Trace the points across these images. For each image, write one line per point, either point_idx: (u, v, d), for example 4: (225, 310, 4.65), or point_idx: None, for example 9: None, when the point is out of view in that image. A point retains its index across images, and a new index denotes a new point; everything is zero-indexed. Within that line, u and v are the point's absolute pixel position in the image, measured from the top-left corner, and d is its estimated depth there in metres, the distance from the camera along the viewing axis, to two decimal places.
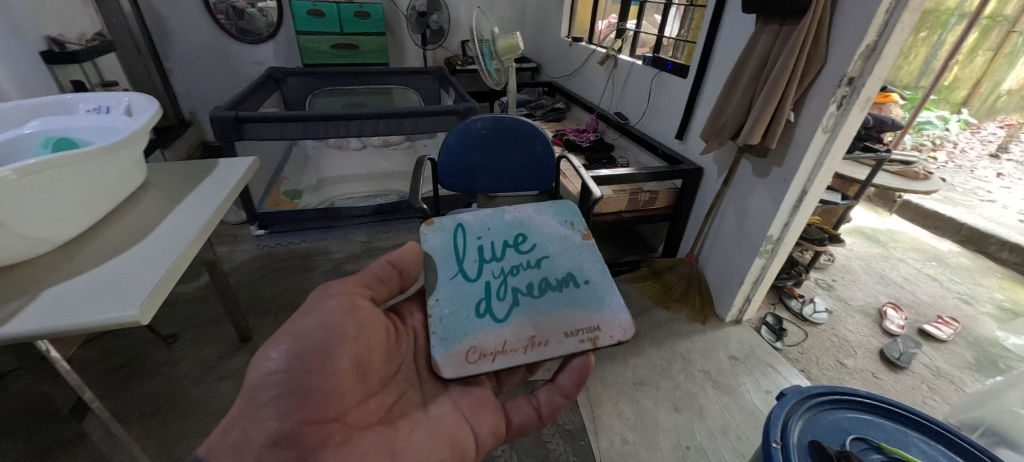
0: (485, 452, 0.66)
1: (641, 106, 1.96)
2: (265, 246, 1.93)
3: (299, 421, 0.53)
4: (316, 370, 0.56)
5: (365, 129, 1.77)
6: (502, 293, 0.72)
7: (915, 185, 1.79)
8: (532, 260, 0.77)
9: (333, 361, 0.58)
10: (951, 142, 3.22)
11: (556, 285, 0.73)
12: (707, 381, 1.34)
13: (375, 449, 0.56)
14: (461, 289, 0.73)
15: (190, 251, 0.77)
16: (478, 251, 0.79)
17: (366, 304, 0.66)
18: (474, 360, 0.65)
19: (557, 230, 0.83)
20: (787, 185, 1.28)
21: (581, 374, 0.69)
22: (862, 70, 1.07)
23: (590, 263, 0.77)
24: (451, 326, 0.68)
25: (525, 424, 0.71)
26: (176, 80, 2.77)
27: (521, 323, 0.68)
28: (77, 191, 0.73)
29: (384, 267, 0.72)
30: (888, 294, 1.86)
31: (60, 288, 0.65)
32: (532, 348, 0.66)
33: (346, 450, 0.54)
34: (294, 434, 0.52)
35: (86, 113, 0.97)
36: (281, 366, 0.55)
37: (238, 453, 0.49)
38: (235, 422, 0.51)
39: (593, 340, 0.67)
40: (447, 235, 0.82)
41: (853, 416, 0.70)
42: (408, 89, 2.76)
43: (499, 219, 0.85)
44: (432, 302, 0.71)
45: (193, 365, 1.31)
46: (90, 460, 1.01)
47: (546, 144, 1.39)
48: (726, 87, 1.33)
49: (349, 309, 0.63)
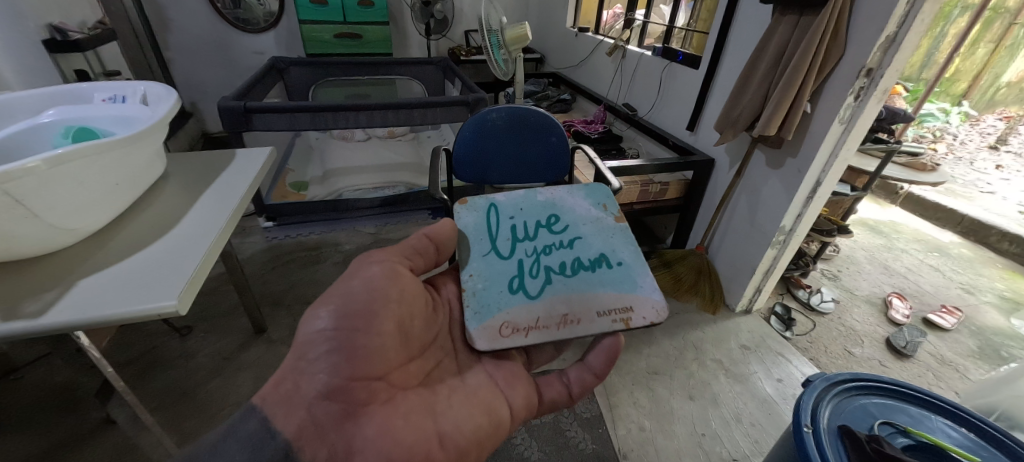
0: (518, 424, 0.66)
1: (650, 97, 1.96)
2: (274, 238, 1.91)
3: (348, 376, 0.55)
4: (363, 329, 0.59)
5: (375, 120, 1.76)
6: (536, 271, 0.73)
7: (921, 177, 1.81)
8: (565, 240, 0.79)
9: (378, 323, 0.60)
10: (950, 134, 3.18)
11: (588, 265, 0.75)
12: (719, 369, 1.36)
13: (417, 410, 0.58)
14: (494, 265, 0.75)
15: (219, 240, 0.77)
16: (510, 229, 0.81)
17: (406, 272, 0.69)
18: (507, 334, 0.66)
19: (590, 212, 0.86)
20: (800, 176, 1.29)
21: (610, 354, 0.71)
22: (881, 61, 1.07)
23: (623, 245, 0.79)
24: (485, 300, 0.70)
25: (557, 401, 0.71)
26: (176, 70, 2.73)
27: (554, 300, 0.69)
28: (104, 181, 0.73)
29: (422, 241, 0.74)
30: (892, 285, 1.88)
31: (95, 277, 0.65)
32: (565, 326, 0.67)
33: (390, 407, 0.56)
34: (342, 388, 0.54)
35: (101, 102, 0.95)
36: (330, 325, 0.58)
37: (291, 402, 0.51)
38: (285, 376, 0.54)
39: (626, 320, 0.69)
40: (480, 213, 0.85)
41: (878, 401, 0.72)
42: (411, 80, 2.73)
43: (531, 200, 0.88)
44: (466, 277, 0.73)
45: (210, 357, 1.31)
46: (113, 450, 1.02)
47: (561, 135, 1.39)
48: (741, 78, 1.32)
49: (393, 275, 0.66)
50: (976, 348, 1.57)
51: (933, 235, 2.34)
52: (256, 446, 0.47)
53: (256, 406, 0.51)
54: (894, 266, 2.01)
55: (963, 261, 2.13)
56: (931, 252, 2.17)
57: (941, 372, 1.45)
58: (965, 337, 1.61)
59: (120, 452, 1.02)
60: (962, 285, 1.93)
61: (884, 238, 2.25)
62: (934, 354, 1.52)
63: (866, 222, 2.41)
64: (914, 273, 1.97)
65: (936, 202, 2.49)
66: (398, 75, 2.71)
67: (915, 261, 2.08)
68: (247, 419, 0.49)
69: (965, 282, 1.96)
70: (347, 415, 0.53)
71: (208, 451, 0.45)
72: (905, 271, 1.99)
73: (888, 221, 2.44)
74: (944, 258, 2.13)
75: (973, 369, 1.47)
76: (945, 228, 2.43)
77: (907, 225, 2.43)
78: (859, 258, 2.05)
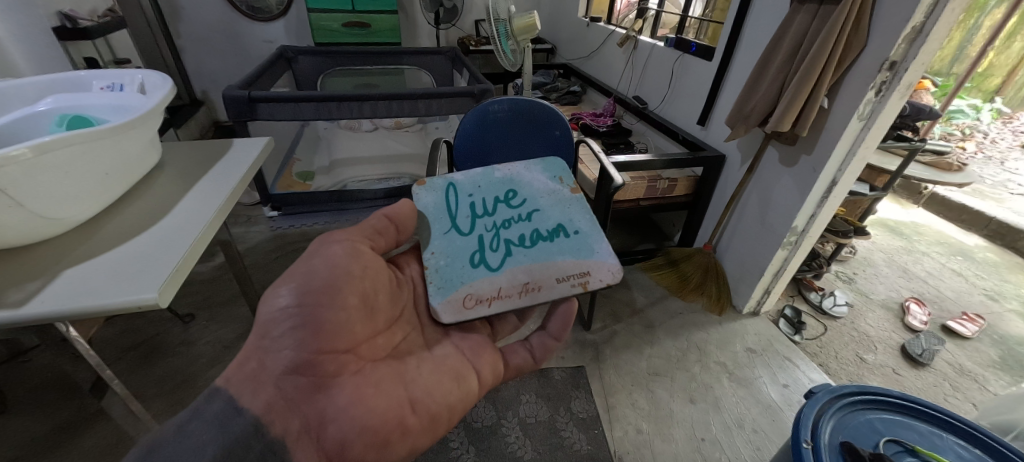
0: (487, 390, 0.69)
1: (661, 90, 1.89)
2: (279, 228, 1.94)
3: (315, 350, 0.57)
4: (328, 303, 0.60)
5: (379, 111, 1.73)
6: (496, 244, 0.74)
7: (946, 177, 1.73)
8: (523, 214, 0.78)
9: (342, 297, 0.61)
10: (982, 133, 3.06)
11: (546, 235, 0.75)
12: (723, 373, 1.33)
13: (387, 378, 0.61)
14: (455, 242, 0.75)
15: (207, 233, 0.76)
16: (469, 207, 0.79)
17: (368, 251, 0.69)
18: (471, 306, 0.68)
19: (546, 185, 0.84)
20: (815, 175, 1.23)
21: (567, 317, 0.74)
22: (905, 54, 1.00)
23: (579, 214, 0.79)
24: (448, 275, 0.70)
25: (522, 367, 0.74)
26: (188, 59, 2.75)
27: (513, 271, 0.71)
28: (93, 171, 0.72)
29: (382, 221, 0.74)
30: (910, 289, 1.81)
31: (79, 269, 0.64)
32: (526, 293, 0.69)
33: (360, 377, 0.58)
34: (311, 362, 0.56)
35: (100, 90, 0.95)
36: (293, 302, 0.59)
37: (258, 381, 0.53)
38: (249, 357, 0.56)
39: (584, 284, 0.71)
40: (439, 193, 0.81)
41: (885, 416, 0.68)
42: (419, 71, 2.70)
43: (488, 178, 0.84)
44: (428, 256, 0.72)
45: (210, 345, 1.32)
46: (111, 436, 1.04)
47: (565, 128, 1.34)
48: (756, 70, 1.26)
49: (354, 254, 0.66)
50: (998, 358, 1.50)
51: (957, 238, 2.24)
52: (224, 423, 0.49)
53: (222, 387, 0.52)
54: (914, 270, 1.93)
55: (988, 265, 2.03)
56: (954, 256, 2.08)
57: (959, 382, 1.38)
58: (986, 346, 1.54)
59: (116, 439, 1.03)
60: (985, 291, 1.84)
61: (904, 240, 2.16)
62: (952, 363, 1.46)
63: (886, 223, 2.31)
64: (934, 277, 1.89)
65: (962, 203, 2.38)
66: (407, 66, 2.67)
67: (936, 264, 1.99)
68: (212, 400, 0.50)
69: (989, 287, 1.87)
70: (317, 387, 0.56)
71: (173, 432, 0.47)
72: (925, 275, 1.90)
73: (909, 222, 2.34)
74: (968, 263, 2.04)
75: (993, 381, 1.40)
76: (971, 230, 2.33)
77: (930, 227, 2.33)
78: (876, 260, 1.97)
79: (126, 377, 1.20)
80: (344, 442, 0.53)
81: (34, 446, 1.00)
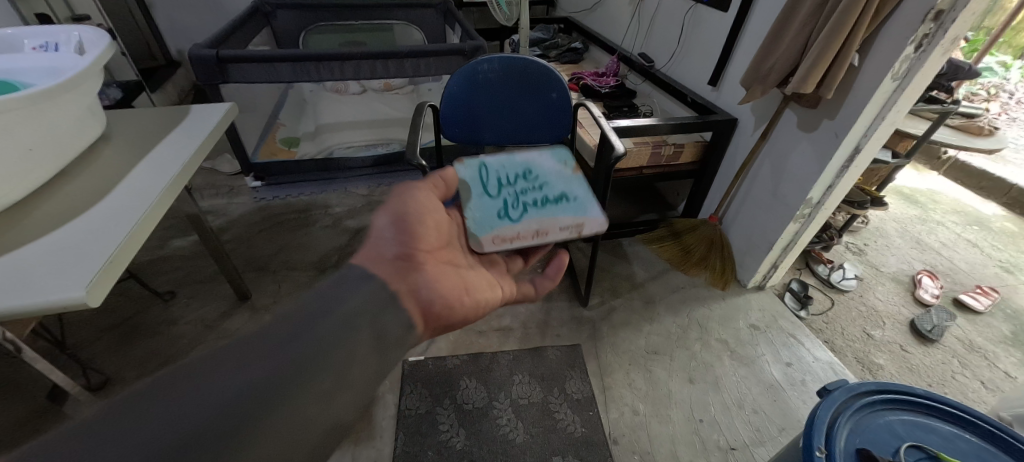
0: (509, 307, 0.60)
1: (670, 46, 1.73)
2: (262, 199, 1.84)
3: (410, 243, 0.50)
4: (416, 215, 0.53)
5: (362, 72, 1.59)
6: (515, 202, 0.70)
7: (975, 142, 1.60)
8: (534, 181, 0.75)
9: (421, 209, 0.54)
10: (1008, 92, 2.86)
11: (553, 199, 0.72)
12: (724, 351, 1.28)
13: (450, 271, 0.53)
14: (480, 200, 0.69)
15: (155, 210, 0.69)
16: (491, 176, 0.75)
17: (440, 188, 0.61)
18: (495, 244, 0.63)
19: (553, 164, 0.79)
20: (838, 141, 1.12)
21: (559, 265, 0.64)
22: (956, 1, 0.86)
23: (580, 182, 0.76)
24: (476, 219, 0.65)
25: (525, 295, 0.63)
26: (158, 14, 2.54)
27: (528, 220, 0.67)
28: (15, 145, 0.62)
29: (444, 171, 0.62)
30: (923, 261, 1.73)
31: (18, 253, 0.58)
32: (538, 237, 0.66)
33: (437, 265, 0.51)
34: (405, 254, 0.49)
35: (31, 49, 0.83)
36: (389, 218, 0.51)
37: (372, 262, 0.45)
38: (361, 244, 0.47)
39: (579, 231, 0.69)
40: (465, 164, 0.76)
41: (906, 418, 0.62)
42: (410, 26, 2.46)
43: (506, 154, 0.79)
44: (460, 209, 0.67)
45: (192, 324, 1.27)
46: None
47: (563, 90, 1.22)
48: (779, 21, 1.11)
49: (433, 186, 0.59)
50: (1009, 334, 1.44)
51: (974, 207, 2.14)
52: None
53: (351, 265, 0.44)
54: (927, 240, 1.85)
55: (1006, 236, 1.94)
56: (969, 225, 1.98)
57: (968, 359, 1.34)
58: (998, 321, 1.48)
59: None
60: (1001, 263, 1.76)
61: (918, 209, 2.06)
62: (962, 339, 1.40)
63: (901, 191, 2.20)
64: (948, 248, 1.81)
65: (982, 170, 2.25)
66: (395, 19, 2.42)
67: (951, 235, 1.91)
68: None
69: (1006, 259, 1.79)
70: (409, 264, 0.48)
71: None
72: (939, 246, 1.82)
73: (925, 190, 2.23)
74: (984, 232, 1.95)
75: (1003, 357, 1.35)
76: (989, 199, 2.22)
77: (946, 194, 2.22)
78: (888, 231, 1.89)
79: (104, 360, 1.16)
80: (429, 303, 0.46)
81: (8, 433, 0.98)
